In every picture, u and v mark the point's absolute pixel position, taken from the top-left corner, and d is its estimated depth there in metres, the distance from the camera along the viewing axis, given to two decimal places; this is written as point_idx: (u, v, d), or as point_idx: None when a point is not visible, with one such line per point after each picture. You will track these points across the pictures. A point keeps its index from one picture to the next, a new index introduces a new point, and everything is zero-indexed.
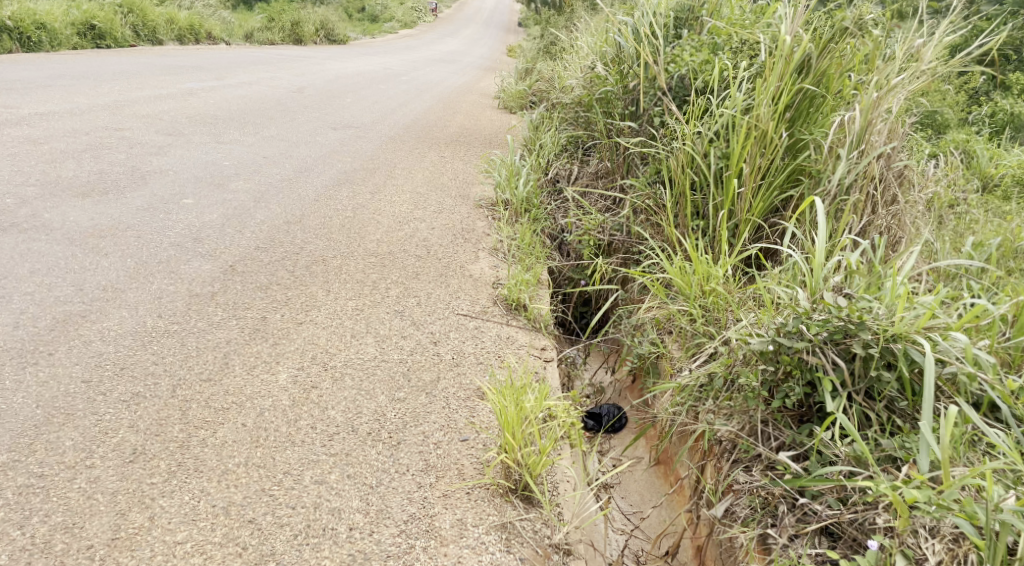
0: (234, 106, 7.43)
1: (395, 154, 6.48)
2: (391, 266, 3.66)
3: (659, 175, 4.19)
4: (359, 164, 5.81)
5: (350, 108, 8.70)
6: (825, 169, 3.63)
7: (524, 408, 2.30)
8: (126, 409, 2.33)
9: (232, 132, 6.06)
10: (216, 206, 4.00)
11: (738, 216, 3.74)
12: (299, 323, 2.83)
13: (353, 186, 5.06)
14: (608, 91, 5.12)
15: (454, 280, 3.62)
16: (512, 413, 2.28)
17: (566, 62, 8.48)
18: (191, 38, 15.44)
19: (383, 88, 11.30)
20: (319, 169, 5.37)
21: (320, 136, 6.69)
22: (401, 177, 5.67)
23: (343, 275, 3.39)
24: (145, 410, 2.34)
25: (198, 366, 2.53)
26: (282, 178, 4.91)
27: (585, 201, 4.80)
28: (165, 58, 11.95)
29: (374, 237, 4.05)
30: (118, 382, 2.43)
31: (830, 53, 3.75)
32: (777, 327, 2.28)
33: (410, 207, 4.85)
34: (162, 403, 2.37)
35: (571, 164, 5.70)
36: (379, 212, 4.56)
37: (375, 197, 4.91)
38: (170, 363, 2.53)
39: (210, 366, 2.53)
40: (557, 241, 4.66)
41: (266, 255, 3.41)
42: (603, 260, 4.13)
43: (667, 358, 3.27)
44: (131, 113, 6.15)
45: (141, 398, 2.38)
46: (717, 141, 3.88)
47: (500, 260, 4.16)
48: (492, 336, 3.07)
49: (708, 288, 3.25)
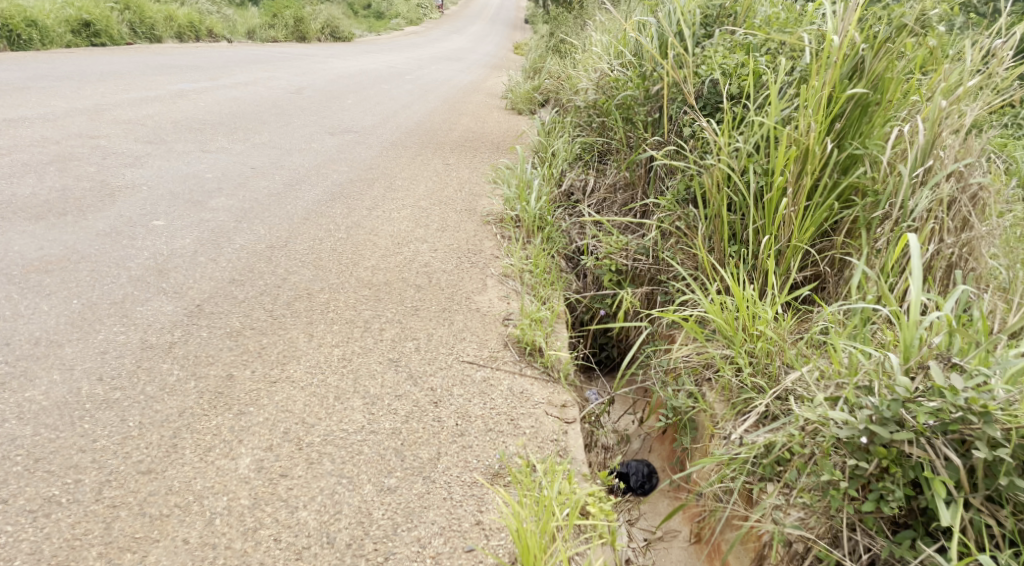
0: (225, 109, 6.99)
1: (396, 162, 6.02)
2: (386, 299, 3.20)
3: (690, 192, 3.72)
4: (356, 174, 5.35)
5: (351, 110, 8.24)
6: (883, 190, 3.11)
7: (547, 528, 1.88)
8: (34, 523, 1.88)
9: (220, 139, 5.61)
10: (190, 229, 3.54)
11: (782, 242, 3.26)
12: (272, 383, 2.37)
13: (349, 201, 4.60)
14: (630, 96, 4.63)
15: (459, 316, 3.16)
16: (534, 538, 1.84)
17: (577, 62, 7.99)
18: (190, 35, 14.99)
19: (386, 87, 10.83)
20: (311, 181, 4.92)
21: (316, 142, 6.23)
22: (401, 188, 5.22)
23: (330, 314, 2.93)
24: (58, 524, 1.88)
25: (138, 453, 2.07)
26: (270, 192, 4.45)
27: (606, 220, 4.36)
28: (160, 56, 11.50)
29: (369, 262, 3.59)
30: (29, 482, 1.98)
31: (888, 54, 3.17)
32: (867, 409, 1.93)
33: (411, 225, 4.38)
34: (81, 513, 1.91)
35: (588, 174, 5.25)
36: (376, 231, 4.11)
37: (372, 214, 4.44)
38: (102, 450, 2.07)
39: (153, 453, 2.07)
40: (574, 262, 4.24)
41: (240, 290, 2.95)
42: (627, 289, 3.69)
43: (708, 414, 2.80)
44: (110, 118, 5.71)
45: (55, 506, 1.92)
46: (755, 157, 3.38)
47: (512, 287, 3.70)
48: (504, 391, 2.60)
49: (754, 332, 2.79)
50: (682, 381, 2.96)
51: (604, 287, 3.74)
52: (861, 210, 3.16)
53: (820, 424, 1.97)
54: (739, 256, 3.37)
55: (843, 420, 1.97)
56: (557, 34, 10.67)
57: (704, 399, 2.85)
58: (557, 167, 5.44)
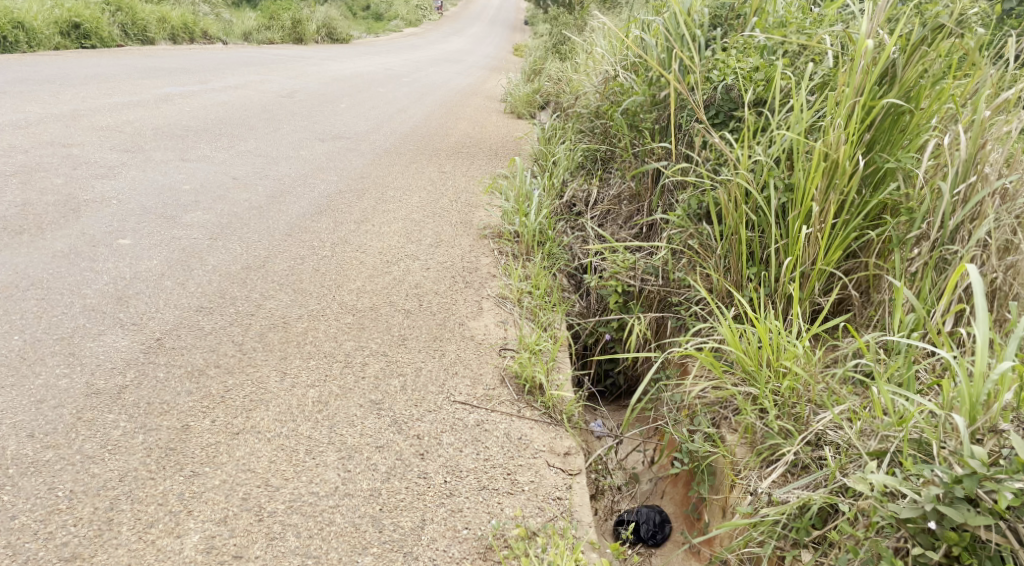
0: (212, 115, 6.71)
1: (389, 171, 5.73)
2: (370, 328, 2.91)
3: (703, 208, 3.44)
4: (345, 184, 5.07)
5: (345, 114, 7.98)
6: (918, 207, 2.83)
7: None
8: None
9: (203, 147, 5.33)
10: (158, 248, 3.26)
11: (806, 264, 2.99)
12: (234, 436, 2.10)
13: (336, 215, 4.32)
14: (635, 101, 4.36)
15: (451, 346, 2.88)
16: None
17: (578, 65, 7.71)
18: (184, 37, 14.71)
19: (382, 91, 10.55)
20: (297, 192, 4.64)
21: (305, 149, 5.96)
22: (393, 200, 4.93)
23: (306, 346, 2.64)
24: None
25: (63, 533, 1.78)
26: (251, 205, 4.17)
27: (610, 236, 4.16)
28: (151, 58, 11.24)
29: (353, 284, 3.30)
30: None
31: (922, 57, 2.89)
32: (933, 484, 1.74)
33: (402, 241, 4.11)
34: None
35: (590, 184, 5.03)
36: (364, 248, 3.82)
37: (360, 228, 4.16)
38: (24, 527, 1.79)
39: (84, 530, 1.79)
40: (576, 281, 4.03)
41: (206, 320, 2.67)
42: (635, 313, 3.43)
43: (729, 460, 2.51)
44: (87, 124, 5.44)
45: None
46: (776, 170, 3.10)
47: (510, 309, 3.42)
48: (499, 438, 2.32)
49: (779, 367, 2.52)
50: (697, 420, 2.68)
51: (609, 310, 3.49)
52: (894, 229, 2.89)
53: (879, 502, 1.78)
54: (758, 279, 3.10)
55: (906, 496, 1.78)
56: (557, 36, 10.39)
57: (724, 443, 2.56)
58: (558, 177, 5.19)
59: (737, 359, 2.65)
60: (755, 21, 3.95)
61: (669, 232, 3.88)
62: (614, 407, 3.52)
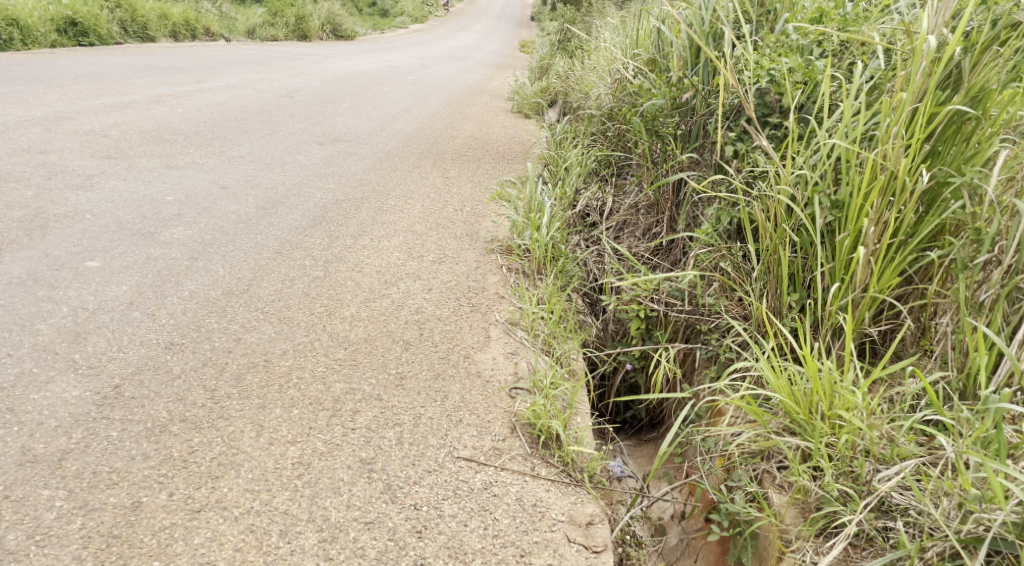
0: (206, 116, 6.39)
1: (391, 177, 5.40)
2: (365, 364, 2.58)
3: (735, 225, 3.10)
4: (343, 193, 4.74)
5: (346, 115, 7.66)
6: (988, 227, 2.49)
7: None
8: None
9: (192, 152, 5.01)
10: (130, 270, 2.95)
11: (856, 291, 2.65)
12: (195, 514, 1.84)
13: (331, 228, 3.99)
14: (654, 104, 4.04)
15: (455, 384, 2.56)
16: None
17: (589, 62, 7.36)
18: (186, 35, 14.40)
19: (385, 89, 10.21)
20: (290, 202, 4.32)
21: (302, 153, 5.63)
22: (394, 210, 4.60)
23: (288, 388, 2.31)
24: None
25: None
26: (238, 218, 3.84)
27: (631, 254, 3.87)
28: (149, 56, 10.90)
29: (347, 311, 2.97)
30: None
31: (992, 58, 2.56)
32: None
33: (403, 258, 3.78)
34: None
35: (605, 192, 4.71)
36: (360, 268, 3.50)
37: (357, 244, 3.84)
38: None
39: None
40: (592, 300, 3.72)
41: (175, 358, 2.35)
42: (658, 341, 3.11)
43: (777, 527, 2.19)
44: (70, 128, 5.12)
45: None
46: (822, 186, 2.76)
47: (521, 337, 3.08)
48: (510, 506, 2.01)
49: (833, 416, 2.19)
50: (735, 474, 2.35)
51: (631, 337, 3.18)
52: (958, 251, 2.54)
53: None
54: (801, 306, 2.76)
55: None
56: (565, 31, 10.02)
57: (770, 505, 2.23)
58: (571, 184, 4.87)
59: (783, 405, 2.31)
60: (787, 18, 3.62)
61: (696, 252, 3.63)
62: (634, 441, 3.23)
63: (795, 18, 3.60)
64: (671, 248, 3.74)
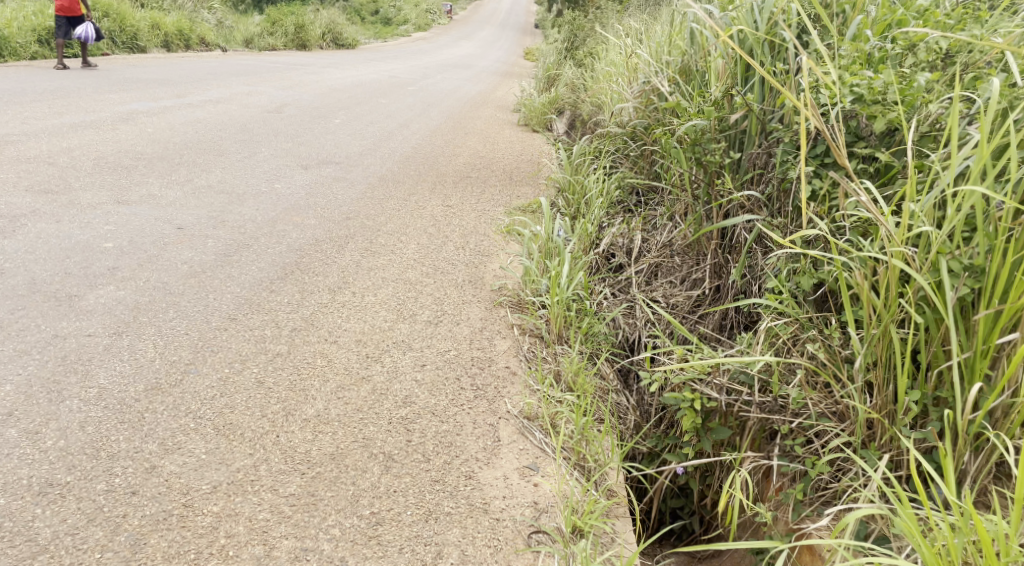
0: (178, 137, 5.71)
1: (383, 208, 4.69)
2: (327, 503, 1.89)
3: (819, 288, 2.42)
4: (325, 231, 4.04)
5: (338, 132, 6.97)
6: None
7: None
8: None
9: (151, 183, 4.33)
10: (25, 359, 2.27)
11: (1004, 390, 1.96)
12: None
13: (304, 280, 3.29)
14: (695, 126, 3.40)
15: (452, 529, 1.89)
16: None
17: (602, 70, 6.64)
18: (179, 45, 13.73)
19: (383, 102, 9.53)
20: (258, 244, 3.64)
21: (283, 180, 4.94)
22: (384, 251, 3.91)
23: (208, 557, 1.70)
24: None
25: None
26: (190, 269, 3.16)
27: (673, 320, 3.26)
28: (131, 68, 10.16)
29: (310, 410, 2.26)
30: None
31: None
32: None
33: (391, 320, 3.06)
34: None
35: (633, 229, 4.02)
36: (335, 337, 2.79)
37: (336, 301, 3.14)
38: None
39: None
40: (628, 375, 3.05)
41: (45, 514, 1.76)
42: (719, 438, 2.43)
43: None
44: (11, 154, 4.45)
45: None
46: (949, 246, 2.07)
47: (547, 448, 2.28)
48: None
49: None
50: None
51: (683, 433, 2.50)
52: None
53: None
54: (922, 406, 2.08)
55: None
56: (572, 36, 9.31)
57: None
58: (594, 216, 4.16)
59: None
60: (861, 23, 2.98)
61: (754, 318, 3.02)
62: (684, 560, 2.57)
63: (869, 22, 2.96)
64: (727, 310, 3.12)
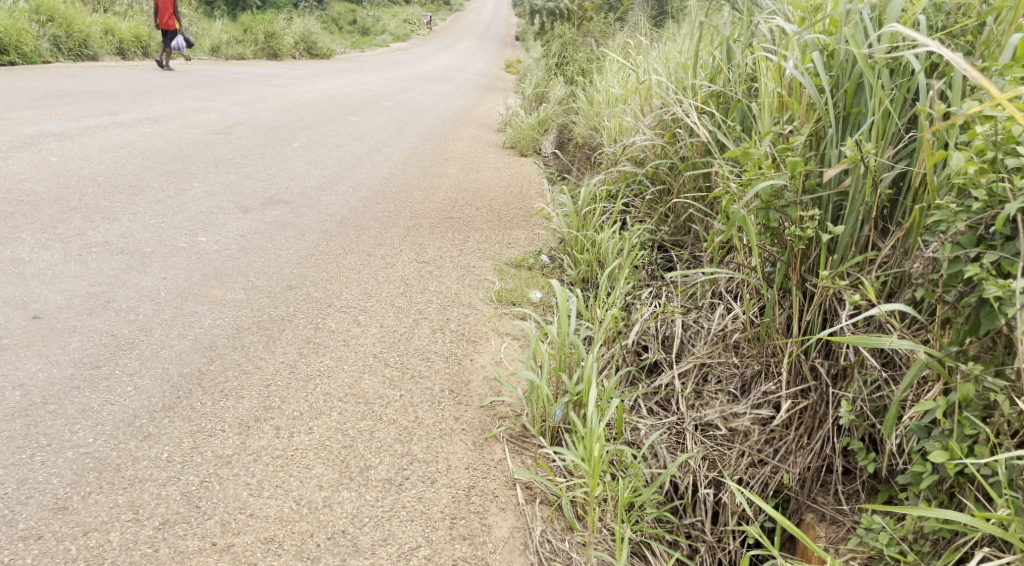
0: (87, 168, 4.59)
1: (337, 268, 3.61)
2: None
3: None
4: (251, 311, 2.95)
5: (295, 160, 5.88)
6: None
7: None
8: None
9: (22, 240, 3.25)
10: None
11: None
12: None
13: (201, 410, 2.20)
14: (772, 184, 2.40)
15: None
16: None
17: (606, 91, 5.56)
18: (137, 53, 12.54)
19: (354, 120, 8.44)
20: (144, 339, 2.56)
21: (211, 228, 3.87)
22: (332, 340, 2.83)
23: None
24: None
25: None
26: (25, 402, 2.12)
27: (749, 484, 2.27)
28: (69, 77, 8.95)
29: None
30: None
31: None
32: None
33: (329, 487, 1.97)
34: None
35: (670, 311, 2.91)
36: (228, 540, 1.76)
37: (244, 449, 2.06)
38: None
39: None
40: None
41: None
42: None
43: None
44: None
45: None
46: None
47: None
48: None
49: None
50: None
51: None
52: None
53: None
54: None
55: None
56: (563, 50, 8.21)
57: None
58: (618, 292, 3.03)
59: None
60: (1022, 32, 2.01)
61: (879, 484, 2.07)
62: None
63: None
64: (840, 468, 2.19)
